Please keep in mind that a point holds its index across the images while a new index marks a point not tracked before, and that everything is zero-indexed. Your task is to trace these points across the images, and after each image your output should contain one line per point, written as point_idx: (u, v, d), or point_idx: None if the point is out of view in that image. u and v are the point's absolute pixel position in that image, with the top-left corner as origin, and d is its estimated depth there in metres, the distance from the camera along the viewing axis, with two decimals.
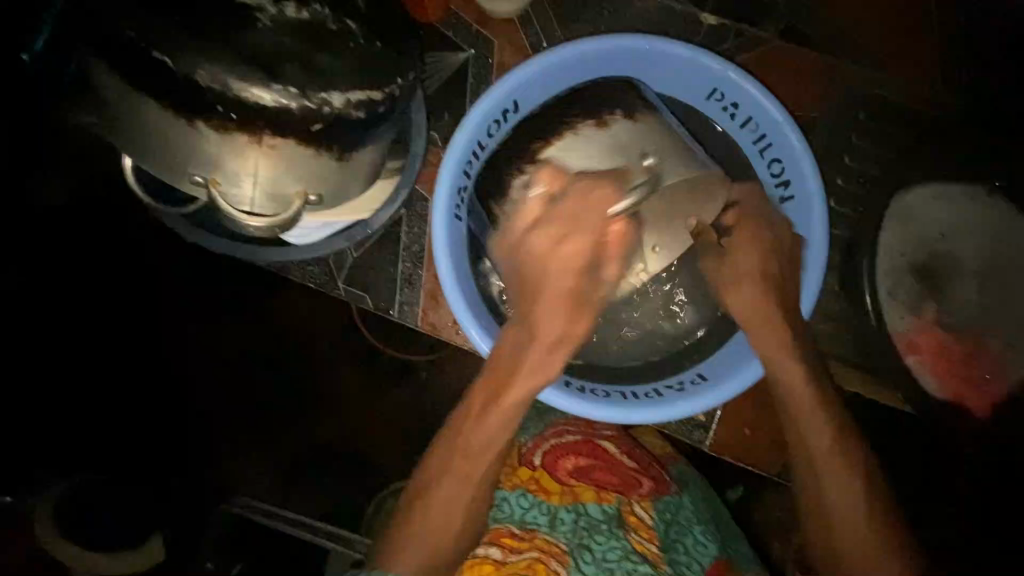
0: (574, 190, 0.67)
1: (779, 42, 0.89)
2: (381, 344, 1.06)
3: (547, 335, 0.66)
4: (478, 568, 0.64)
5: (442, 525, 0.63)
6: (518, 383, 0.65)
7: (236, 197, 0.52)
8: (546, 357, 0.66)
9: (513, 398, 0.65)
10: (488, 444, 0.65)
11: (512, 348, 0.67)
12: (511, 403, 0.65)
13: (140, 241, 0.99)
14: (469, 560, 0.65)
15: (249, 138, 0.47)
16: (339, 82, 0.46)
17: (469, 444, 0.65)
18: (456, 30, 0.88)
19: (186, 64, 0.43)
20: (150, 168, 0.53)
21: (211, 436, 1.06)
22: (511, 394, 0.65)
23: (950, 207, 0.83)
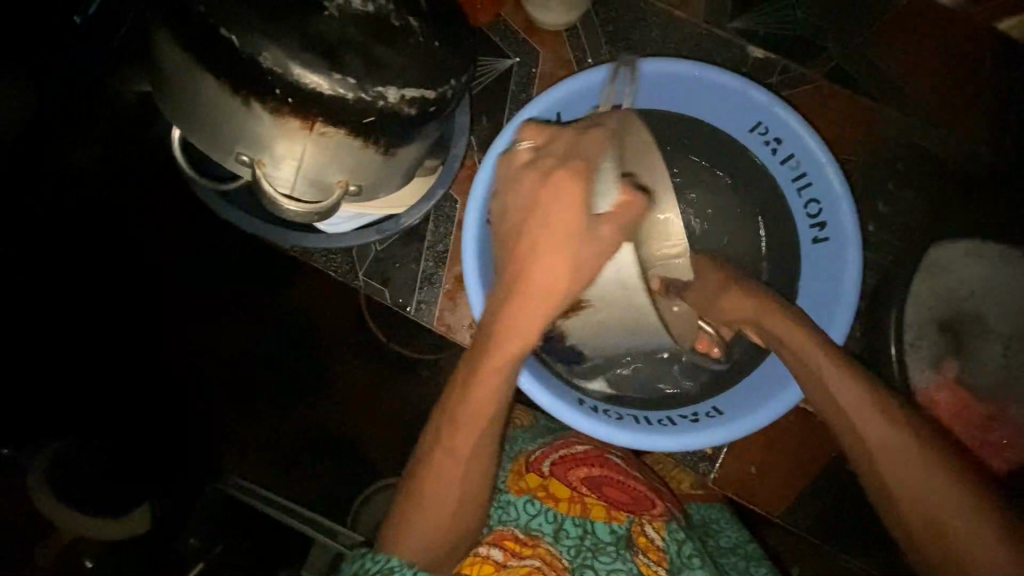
0: (565, 141, 0.61)
1: (825, 82, 0.90)
2: (384, 337, 1.11)
3: (530, 288, 0.59)
4: (478, 567, 0.62)
5: (440, 514, 0.62)
6: (497, 354, 0.61)
7: (279, 179, 0.53)
8: (525, 314, 0.60)
9: (500, 360, 0.61)
10: (476, 424, 0.62)
11: (494, 309, 0.62)
12: (493, 377, 0.61)
13: (139, 241, 1.07)
14: (469, 559, 0.63)
15: (300, 125, 0.48)
16: (396, 79, 0.49)
17: (459, 417, 0.62)
18: (502, 37, 0.91)
19: (255, 46, 0.44)
20: (194, 138, 0.53)
21: (211, 435, 1.16)
22: (494, 357, 0.61)
23: (982, 267, 0.82)
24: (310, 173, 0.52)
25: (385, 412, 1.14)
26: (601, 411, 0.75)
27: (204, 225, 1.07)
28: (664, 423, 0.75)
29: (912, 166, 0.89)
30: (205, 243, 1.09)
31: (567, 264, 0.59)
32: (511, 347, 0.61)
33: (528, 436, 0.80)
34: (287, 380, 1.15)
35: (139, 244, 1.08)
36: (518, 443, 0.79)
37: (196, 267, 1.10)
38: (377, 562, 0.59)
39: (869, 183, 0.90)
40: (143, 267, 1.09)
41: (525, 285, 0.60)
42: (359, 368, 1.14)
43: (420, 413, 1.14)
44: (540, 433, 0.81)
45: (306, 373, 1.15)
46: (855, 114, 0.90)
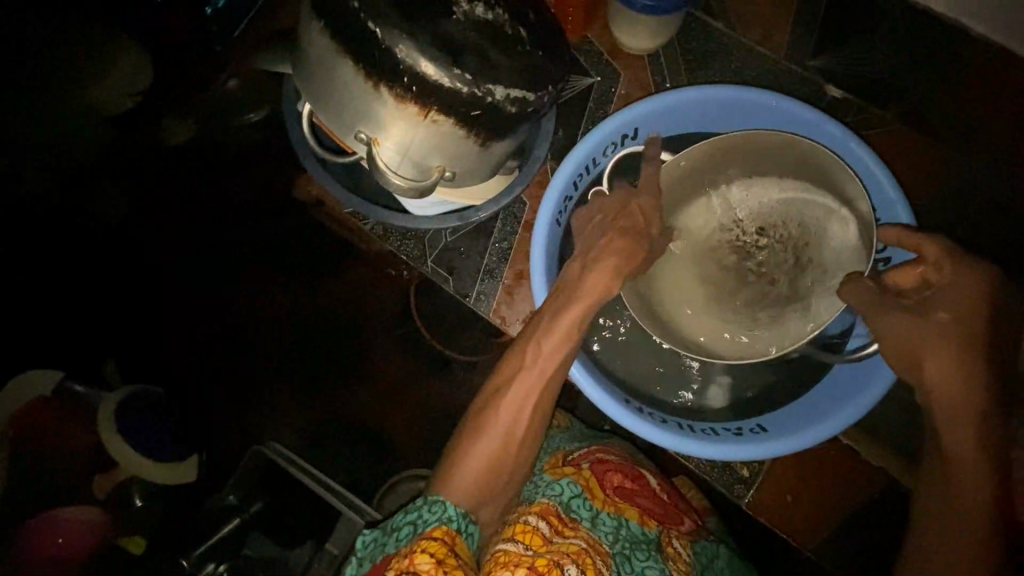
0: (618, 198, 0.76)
1: (899, 126, 0.92)
2: (428, 332, 1.18)
3: (601, 261, 0.72)
4: (527, 534, 0.62)
5: (496, 442, 0.66)
6: (574, 307, 0.71)
7: (389, 157, 0.60)
8: (598, 279, 0.71)
9: (580, 309, 0.71)
10: (556, 356, 0.70)
11: (574, 274, 0.74)
12: (562, 328, 0.70)
13: (139, 241, 1.14)
14: (520, 526, 0.64)
15: (417, 112, 0.55)
16: (503, 80, 0.55)
17: (532, 356, 0.70)
18: (587, 55, 0.97)
19: (390, 39, 0.51)
20: (320, 114, 0.61)
21: (209, 433, 1.20)
22: (572, 308, 0.70)
23: None
24: (416, 155, 0.59)
25: (423, 398, 1.20)
26: (646, 413, 0.78)
27: (204, 227, 1.16)
28: (706, 432, 0.77)
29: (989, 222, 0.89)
30: (205, 243, 1.17)
31: (630, 248, 0.72)
32: (581, 304, 0.70)
33: (569, 438, 0.83)
34: (332, 361, 1.21)
35: (139, 244, 1.14)
36: (557, 441, 0.82)
37: (195, 266, 1.18)
38: (433, 513, 0.60)
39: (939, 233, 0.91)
40: (143, 267, 1.16)
41: (598, 259, 0.72)
42: (409, 358, 1.20)
43: (458, 406, 1.19)
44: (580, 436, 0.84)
45: (348, 363, 1.21)
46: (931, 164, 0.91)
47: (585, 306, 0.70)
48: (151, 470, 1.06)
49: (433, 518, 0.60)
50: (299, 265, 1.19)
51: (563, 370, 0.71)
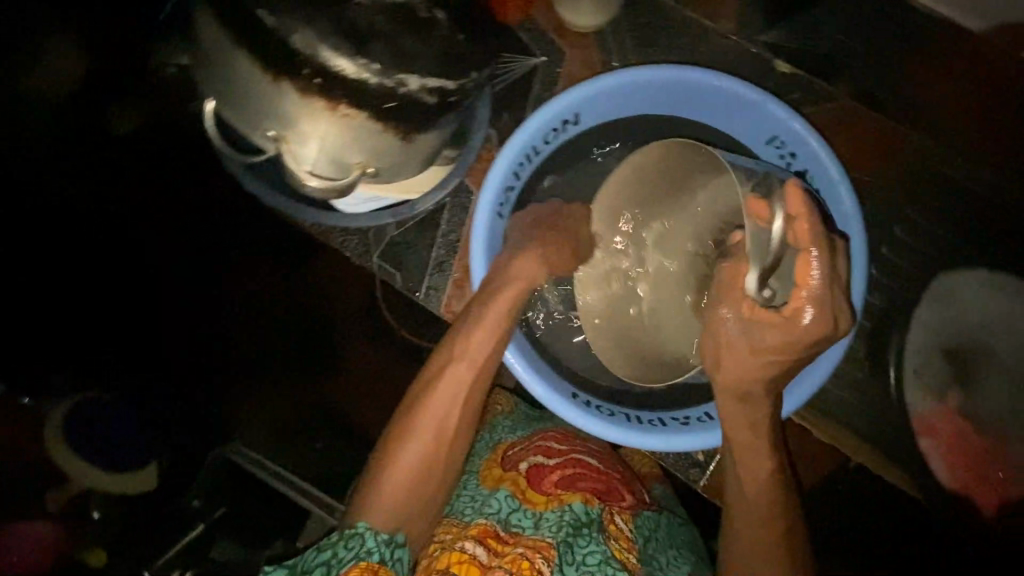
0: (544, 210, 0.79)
1: (852, 101, 0.90)
2: (396, 324, 1.12)
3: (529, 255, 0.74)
4: (464, 567, 0.63)
5: (428, 445, 0.67)
6: (502, 300, 0.72)
7: (302, 155, 0.55)
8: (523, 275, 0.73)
9: (504, 303, 0.72)
10: (484, 350, 0.71)
11: (500, 268, 0.75)
12: (493, 314, 0.72)
13: (139, 241, 1.01)
14: (456, 557, 0.64)
15: (324, 106, 0.51)
16: (419, 68, 0.51)
17: (463, 346, 0.71)
18: (532, 33, 0.92)
19: (286, 27, 0.47)
20: (225, 111, 0.56)
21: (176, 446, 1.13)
22: (498, 302, 0.72)
23: (994, 299, 0.86)
24: (332, 154, 0.55)
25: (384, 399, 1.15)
26: (595, 407, 0.78)
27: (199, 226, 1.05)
28: (652, 424, 0.78)
29: (934, 198, 0.90)
30: (206, 243, 1.06)
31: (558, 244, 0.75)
32: (515, 286, 0.72)
33: (510, 427, 0.83)
34: (286, 364, 1.14)
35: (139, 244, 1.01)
36: (499, 433, 0.82)
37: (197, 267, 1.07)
38: (350, 548, 0.60)
39: (891, 206, 0.91)
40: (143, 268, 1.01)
41: (522, 255, 0.74)
42: (373, 354, 1.15)
43: None
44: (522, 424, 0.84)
45: (314, 360, 1.15)
46: (880, 138, 0.90)
47: (522, 288, 0.73)
48: (110, 482, 0.95)
49: (350, 554, 0.60)
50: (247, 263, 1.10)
51: (492, 365, 0.72)
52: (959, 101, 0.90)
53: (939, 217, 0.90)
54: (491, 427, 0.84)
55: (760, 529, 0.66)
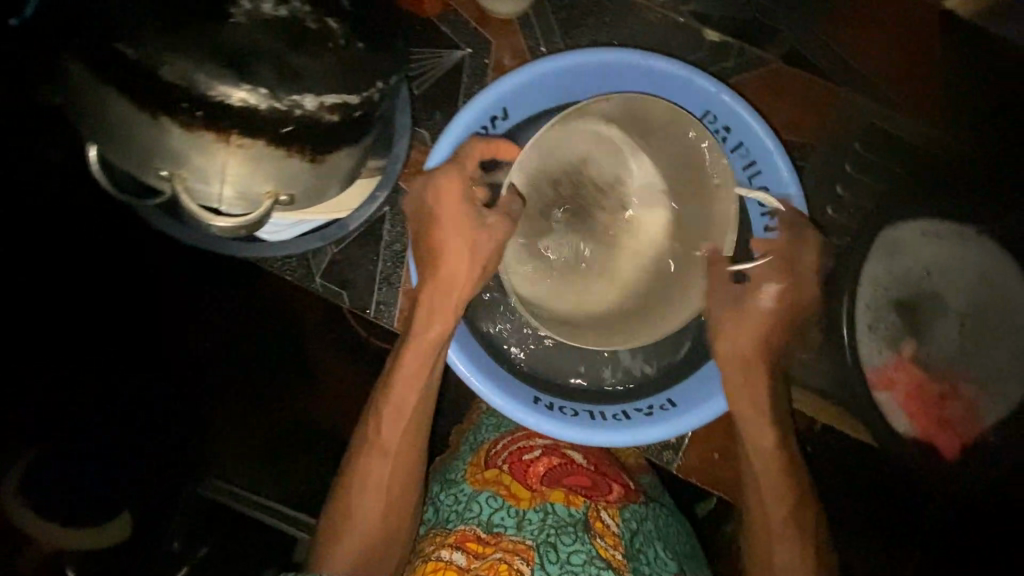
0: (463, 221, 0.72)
1: (782, 64, 0.90)
2: (363, 332, 1.04)
3: (444, 279, 0.73)
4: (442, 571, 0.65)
5: (376, 500, 0.72)
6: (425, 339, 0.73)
7: (204, 192, 0.51)
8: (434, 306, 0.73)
9: (423, 343, 0.73)
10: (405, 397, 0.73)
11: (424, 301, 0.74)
12: (413, 365, 0.73)
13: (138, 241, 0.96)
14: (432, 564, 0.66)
15: (216, 138, 0.47)
16: (312, 86, 0.47)
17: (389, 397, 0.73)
18: (454, 26, 0.88)
19: (156, 59, 0.44)
20: (109, 154, 0.52)
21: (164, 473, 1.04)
22: (417, 344, 0.73)
23: (940, 247, 0.87)
24: (233, 187, 0.51)
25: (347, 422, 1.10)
26: (558, 409, 0.77)
27: None
28: (618, 418, 0.77)
29: (873, 151, 0.90)
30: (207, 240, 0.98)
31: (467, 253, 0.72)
32: (433, 333, 0.73)
33: (494, 424, 0.85)
34: (240, 396, 1.05)
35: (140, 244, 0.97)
36: (482, 433, 0.84)
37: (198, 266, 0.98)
38: None
39: (832, 164, 0.91)
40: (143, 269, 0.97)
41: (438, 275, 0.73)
42: (331, 371, 1.06)
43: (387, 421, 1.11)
44: (504, 420, 0.85)
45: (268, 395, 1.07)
46: (814, 97, 0.90)
47: (444, 328, 0.73)
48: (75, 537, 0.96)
49: None
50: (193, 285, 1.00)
51: (420, 407, 0.75)
52: (885, 54, 0.90)
53: (878, 172, 0.91)
54: (476, 427, 0.87)
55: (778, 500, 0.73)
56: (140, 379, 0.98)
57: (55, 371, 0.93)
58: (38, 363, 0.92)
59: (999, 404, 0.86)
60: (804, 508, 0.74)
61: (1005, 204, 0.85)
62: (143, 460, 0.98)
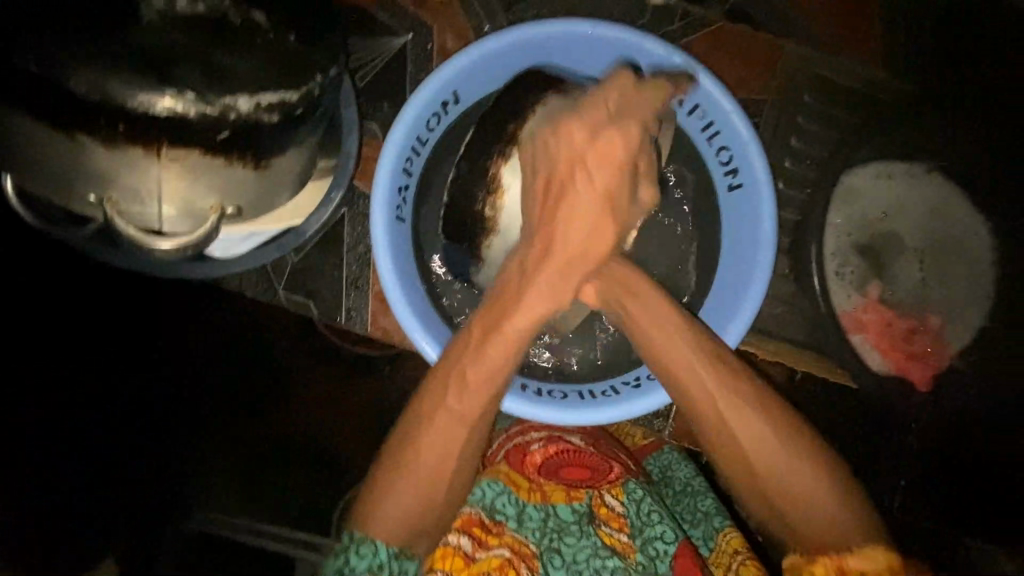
0: (606, 145, 0.63)
1: (726, 22, 0.90)
2: (339, 342, 0.91)
3: (569, 245, 0.66)
4: (449, 558, 0.65)
5: (427, 473, 0.65)
6: (532, 297, 0.67)
7: (141, 214, 0.48)
8: (558, 276, 0.66)
9: (514, 323, 0.67)
10: (498, 357, 0.67)
11: (518, 268, 0.68)
12: (515, 328, 0.67)
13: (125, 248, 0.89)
14: (440, 550, 0.65)
15: (146, 152, 0.44)
16: (244, 86, 0.43)
17: (476, 359, 0.66)
18: (391, 12, 0.84)
19: (61, 71, 0.40)
20: (26, 181, 0.47)
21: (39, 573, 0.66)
22: (513, 318, 0.67)
23: (893, 189, 0.91)
24: (173, 206, 0.48)
25: None
26: (546, 394, 0.76)
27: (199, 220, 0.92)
28: (606, 395, 0.77)
29: (822, 100, 0.92)
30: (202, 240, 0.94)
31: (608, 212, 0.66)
32: (539, 309, 0.67)
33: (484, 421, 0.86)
34: None
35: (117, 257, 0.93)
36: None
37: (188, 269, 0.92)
38: (362, 556, 0.61)
39: (783, 117, 0.92)
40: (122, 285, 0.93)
41: (565, 217, 0.65)
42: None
43: None
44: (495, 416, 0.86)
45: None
46: (759, 53, 0.91)
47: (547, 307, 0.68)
48: None
49: (363, 561, 0.61)
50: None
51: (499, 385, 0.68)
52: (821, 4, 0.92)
53: (830, 120, 0.92)
54: None
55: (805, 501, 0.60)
56: (140, 378, 0.79)
57: (52, 371, 0.73)
58: (37, 363, 0.72)
59: (962, 333, 0.89)
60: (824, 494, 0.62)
61: (999, 190, 0.88)
62: (143, 462, 0.77)
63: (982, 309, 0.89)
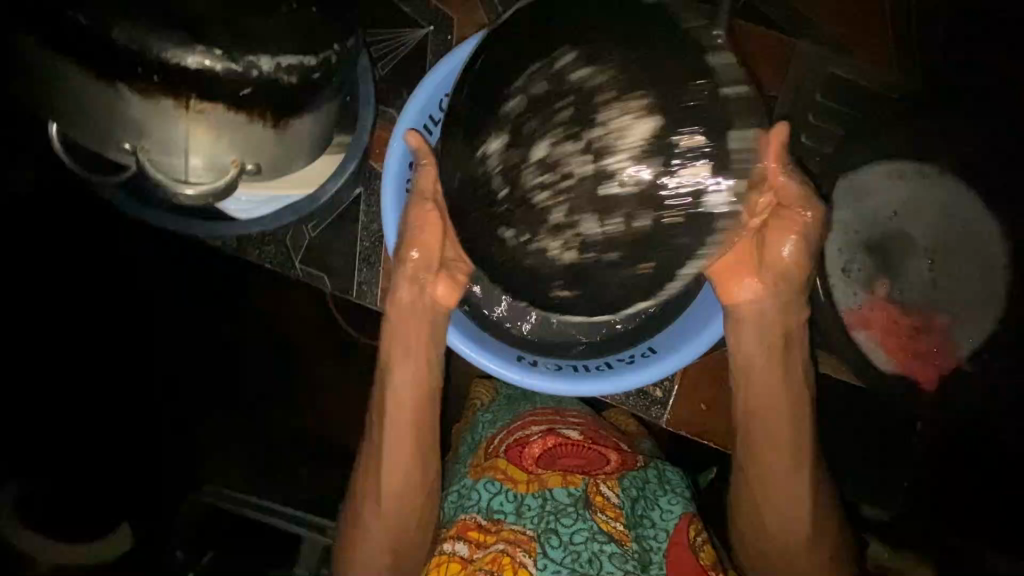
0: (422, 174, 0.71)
1: (738, 21, 0.92)
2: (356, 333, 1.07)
3: (431, 260, 0.75)
4: (447, 566, 0.73)
5: (393, 510, 0.75)
6: (405, 303, 0.76)
7: (167, 164, 0.53)
8: (427, 285, 0.75)
9: (408, 334, 0.76)
10: (410, 370, 0.77)
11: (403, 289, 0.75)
12: (402, 334, 0.76)
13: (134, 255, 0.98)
14: (438, 560, 0.75)
15: (175, 103, 0.48)
16: (267, 47, 0.48)
17: (390, 375, 0.77)
18: (413, 4, 0.89)
19: (108, 25, 0.45)
20: (67, 131, 0.53)
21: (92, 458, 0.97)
22: (398, 337, 0.76)
23: (904, 186, 0.91)
24: (199, 157, 0.53)
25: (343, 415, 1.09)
26: (541, 364, 0.79)
27: None
28: (599, 368, 0.79)
29: (833, 99, 0.92)
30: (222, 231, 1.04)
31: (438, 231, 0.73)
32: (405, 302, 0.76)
33: (490, 420, 0.86)
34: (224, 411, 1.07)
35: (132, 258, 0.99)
36: (479, 430, 0.86)
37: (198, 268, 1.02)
38: None
39: (791, 114, 0.93)
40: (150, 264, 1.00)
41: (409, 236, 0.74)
42: (326, 362, 1.09)
43: None
44: (501, 414, 0.86)
45: (272, 390, 1.09)
46: (768, 51, 0.93)
47: (416, 307, 0.76)
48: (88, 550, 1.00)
49: None
50: (180, 289, 1.02)
51: (431, 393, 0.78)
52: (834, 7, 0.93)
53: (840, 120, 0.93)
54: (473, 426, 0.88)
55: (797, 500, 0.73)
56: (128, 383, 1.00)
57: (50, 375, 0.95)
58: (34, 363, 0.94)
59: (972, 336, 0.89)
60: (815, 537, 0.74)
61: (1011, 194, 0.89)
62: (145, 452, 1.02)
63: (988, 312, 0.89)
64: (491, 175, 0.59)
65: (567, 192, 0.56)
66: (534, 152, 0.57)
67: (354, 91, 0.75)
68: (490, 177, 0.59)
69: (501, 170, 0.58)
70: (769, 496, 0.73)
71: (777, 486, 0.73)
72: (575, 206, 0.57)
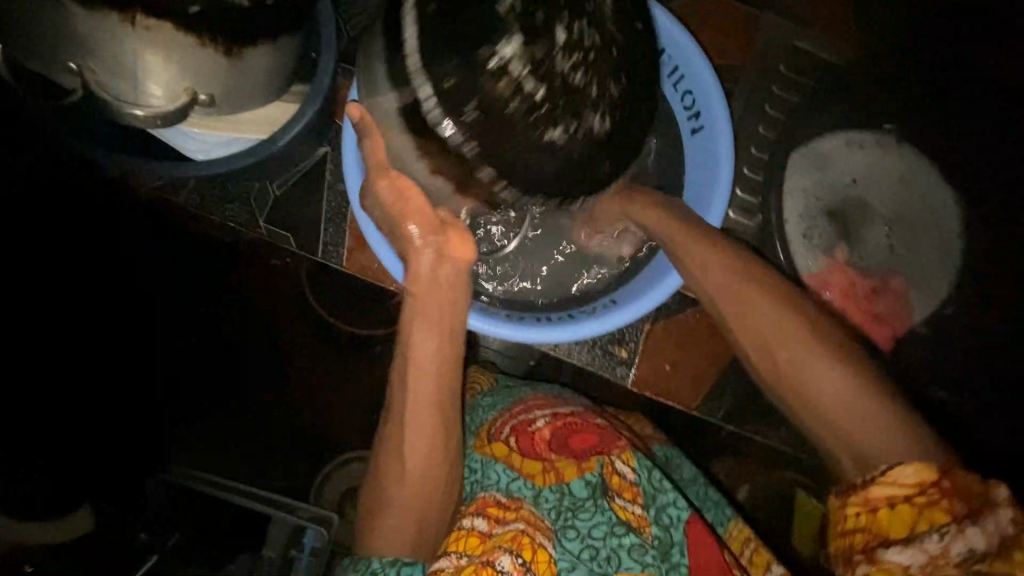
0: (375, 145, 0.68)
1: None
2: (330, 316, 1.05)
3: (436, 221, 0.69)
4: (466, 540, 0.65)
5: (419, 491, 0.67)
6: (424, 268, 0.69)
7: (116, 87, 0.54)
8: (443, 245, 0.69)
9: (425, 302, 0.69)
10: (431, 342, 0.68)
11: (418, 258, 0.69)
12: (425, 302, 0.69)
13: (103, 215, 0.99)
14: (455, 535, 0.66)
15: (119, 19, 0.49)
16: None
17: (412, 345, 0.68)
18: None
19: None
20: (24, 60, 0.55)
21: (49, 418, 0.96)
22: (417, 310, 0.69)
23: (864, 157, 0.93)
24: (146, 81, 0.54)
25: (311, 385, 1.08)
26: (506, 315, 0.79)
27: None
28: (561, 319, 0.80)
29: (797, 71, 0.95)
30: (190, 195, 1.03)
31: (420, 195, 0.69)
32: (427, 269, 0.69)
33: (490, 403, 0.81)
34: None
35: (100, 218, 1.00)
36: (478, 414, 0.80)
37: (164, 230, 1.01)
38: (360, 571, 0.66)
39: (758, 84, 0.95)
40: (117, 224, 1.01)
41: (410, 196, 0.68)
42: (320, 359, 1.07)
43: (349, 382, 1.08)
44: (500, 398, 0.81)
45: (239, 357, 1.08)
46: (741, 26, 0.95)
47: (432, 274, 0.69)
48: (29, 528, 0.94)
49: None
50: (179, 289, 1.06)
51: (453, 364, 0.69)
52: None
53: (804, 91, 0.95)
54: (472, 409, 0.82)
55: (887, 425, 0.55)
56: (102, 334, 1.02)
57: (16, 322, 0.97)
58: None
59: (926, 304, 0.92)
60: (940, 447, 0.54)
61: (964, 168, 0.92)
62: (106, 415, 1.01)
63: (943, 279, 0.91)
64: (518, 75, 0.51)
65: (595, 62, 0.53)
66: (555, 36, 0.51)
67: (317, 46, 0.78)
68: (507, 95, 0.53)
69: (529, 71, 0.51)
70: (858, 415, 0.56)
71: (853, 395, 0.57)
72: (605, 70, 0.54)
